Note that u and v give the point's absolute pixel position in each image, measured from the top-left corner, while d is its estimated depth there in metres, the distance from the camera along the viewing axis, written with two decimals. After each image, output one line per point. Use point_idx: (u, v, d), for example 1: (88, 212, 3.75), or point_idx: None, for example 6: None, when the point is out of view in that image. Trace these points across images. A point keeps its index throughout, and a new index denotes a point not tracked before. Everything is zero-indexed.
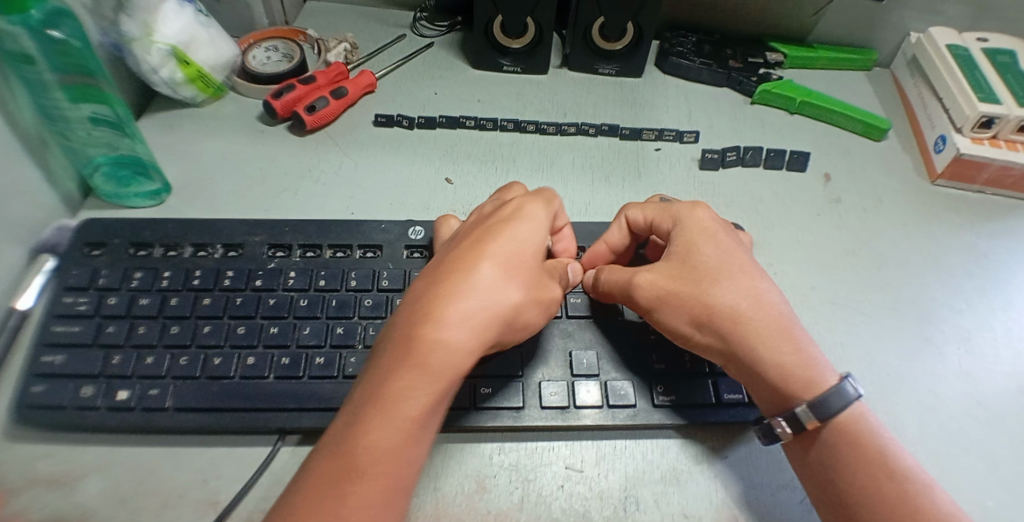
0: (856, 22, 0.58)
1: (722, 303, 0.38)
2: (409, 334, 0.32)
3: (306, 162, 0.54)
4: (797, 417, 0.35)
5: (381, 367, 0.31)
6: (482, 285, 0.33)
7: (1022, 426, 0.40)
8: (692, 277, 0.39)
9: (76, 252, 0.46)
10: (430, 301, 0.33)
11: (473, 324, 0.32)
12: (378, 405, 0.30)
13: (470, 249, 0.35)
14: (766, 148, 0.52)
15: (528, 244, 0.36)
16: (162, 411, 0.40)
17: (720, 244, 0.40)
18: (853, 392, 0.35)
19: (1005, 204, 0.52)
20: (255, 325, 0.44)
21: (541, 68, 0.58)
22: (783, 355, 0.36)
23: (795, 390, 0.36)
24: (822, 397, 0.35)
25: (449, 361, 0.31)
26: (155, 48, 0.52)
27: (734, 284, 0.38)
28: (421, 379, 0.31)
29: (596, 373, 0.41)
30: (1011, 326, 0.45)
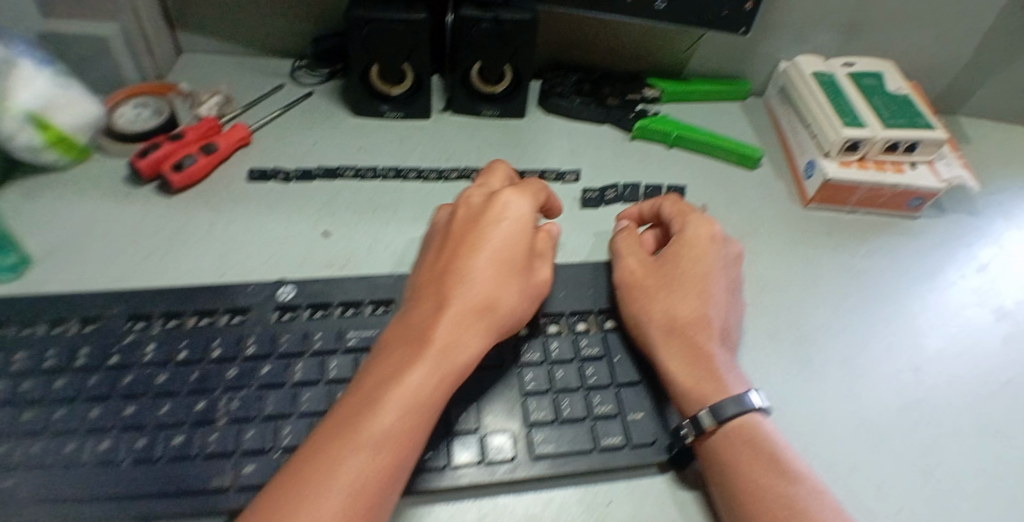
0: (727, 56, 0.61)
1: (670, 312, 0.41)
2: (405, 347, 0.34)
3: (177, 223, 0.51)
4: (699, 421, 0.37)
5: (355, 388, 0.33)
6: (445, 295, 0.36)
7: (903, 442, 0.40)
8: (665, 286, 0.43)
9: None
10: (413, 322, 0.35)
11: (457, 317, 0.35)
12: (354, 421, 0.31)
13: (460, 250, 0.38)
14: (644, 184, 0.53)
15: (516, 238, 0.39)
16: (12, 505, 0.35)
17: (704, 262, 0.44)
18: (752, 402, 0.37)
19: (879, 221, 0.54)
20: (112, 407, 0.39)
21: (424, 113, 0.58)
22: (700, 364, 0.39)
23: (698, 393, 0.38)
24: (721, 402, 0.37)
25: (429, 366, 0.33)
26: (11, 114, 0.48)
27: (693, 299, 0.42)
28: (401, 386, 0.32)
29: (471, 427, 0.37)
30: (890, 342, 0.46)
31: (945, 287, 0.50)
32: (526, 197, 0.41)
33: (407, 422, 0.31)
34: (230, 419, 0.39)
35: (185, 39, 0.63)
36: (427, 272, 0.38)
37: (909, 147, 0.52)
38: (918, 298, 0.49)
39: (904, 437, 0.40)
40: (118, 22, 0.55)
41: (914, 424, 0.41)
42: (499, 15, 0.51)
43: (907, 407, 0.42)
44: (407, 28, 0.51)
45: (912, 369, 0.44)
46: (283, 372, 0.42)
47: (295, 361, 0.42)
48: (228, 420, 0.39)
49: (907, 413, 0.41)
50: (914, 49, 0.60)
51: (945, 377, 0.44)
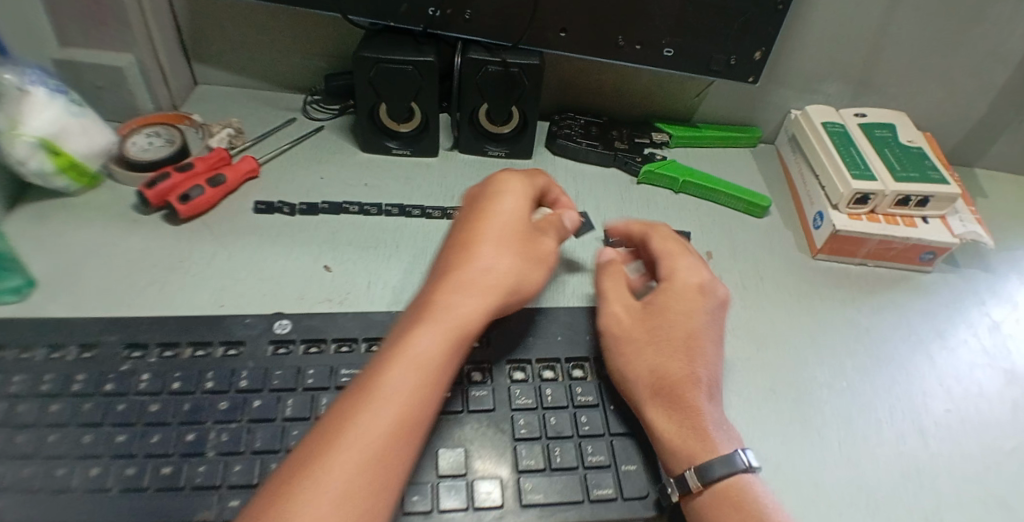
0: (735, 103, 0.61)
1: (657, 369, 0.39)
2: (440, 288, 0.37)
3: (180, 253, 0.52)
4: (686, 479, 0.35)
5: (404, 322, 0.36)
6: (475, 238, 0.40)
7: (902, 511, 0.37)
8: (654, 339, 0.41)
9: None
10: (445, 266, 0.39)
11: (450, 301, 0.36)
12: (398, 349, 0.34)
13: (453, 244, 0.40)
14: (649, 230, 0.52)
15: (504, 230, 0.40)
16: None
17: (694, 315, 0.42)
18: (742, 462, 0.35)
19: (890, 276, 0.53)
20: (102, 434, 0.39)
21: (430, 150, 0.59)
22: (686, 426, 0.37)
23: (684, 454, 0.36)
24: (710, 461, 0.35)
25: (470, 297, 0.37)
26: (21, 140, 0.49)
27: (679, 353, 0.40)
28: (439, 314, 0.36)
29: (461, 472, 0.36)
30: (896, 403, 0.44)
31: (959, 348, 0.48)
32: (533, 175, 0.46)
33: (440, 355, 0.34)
34: (219, 452, 0.38)
35: (199, 70, 0.64)
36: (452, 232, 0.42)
37: (920, 202, 0.50)
38: (928, 359, 0.47)
39: (903, 505, 0.38)
40: (134, 54, 0.57)
41: (920, 493, 0.38)
42: (507, 59, 0.52)
43: (908, 474, 0.39)
44: (414, 70, 0.52)
45: (918, 433, 0.42)
46: (274, 407, 0.41)
47: (287, 396, 0.41)
48: (216, 453, 0.38)
49: (908, 480, 0.39)
50: (927, 102, 0.60)
51: (954, 444, 0.42)
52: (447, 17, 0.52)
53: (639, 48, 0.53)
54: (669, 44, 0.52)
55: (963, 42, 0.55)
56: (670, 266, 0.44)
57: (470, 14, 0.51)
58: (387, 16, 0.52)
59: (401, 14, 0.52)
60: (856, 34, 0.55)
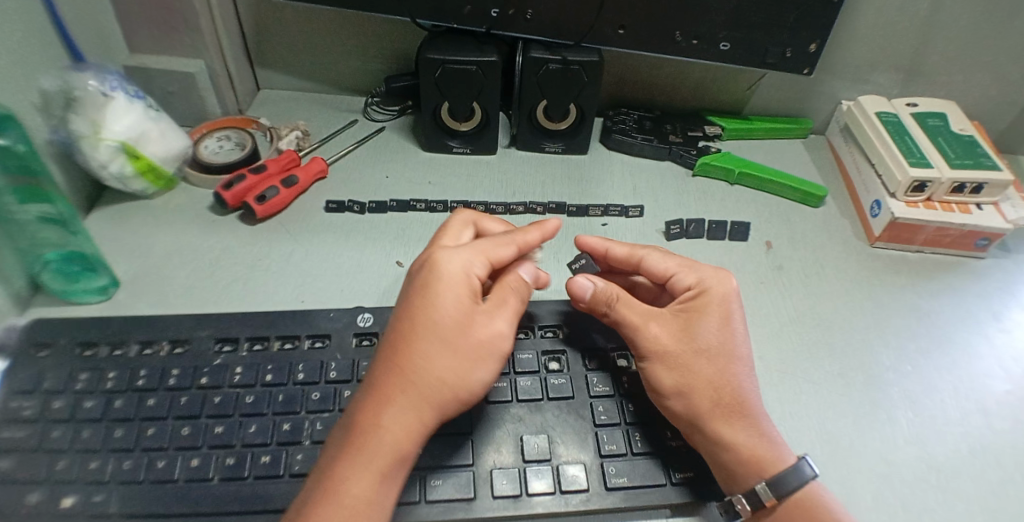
0: (785, 95, 0.63)
1: (715, 381, 0.38)
2: (429, 328, 0.34)
3: (255, 252, 0.54)
4: (757, 493, 0.35)
5: (389, 370, 0.34)
6: (455, 277, 0.36)
7: (973, 486, 0.39)
8: (699, 355, 0.39)
9: (22, 352, 0.44)
10: (428, 307, 0.35)
11: (400, 395, 0.33)
12: (398, 401, 0.33)
13: (407, 316, 0.35)
14: (708, 220, 0.54)
15: (440, 311, 0.35)
16: (104, 518, 0.36)
17: (730, 323, 0.40)
18: (809, 471, 0.36)
19: (945, 261, 0.54)
20: (200, 426, 0.41)
21: (489, 148, 0.61)
22: (753, 437, 0.37)
23: (754, 466, 0.36)
24: (780, 474, 0.35)
25: (473, 336, 0.35)
26: (104, 144, 0.51)
27: (728, 367, 0.39)
28: (446, 357, 0.34)
29: (547, 458, 0.38)
30: (956, 384, 0.45)
31: (1015, 332, 0.49)
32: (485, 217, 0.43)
33: (457, 393, 0.34)
34: (314, 440, 0.40)
35: (262, 75, 0.68)
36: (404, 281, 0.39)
37: (976, 188, 0.52)
38: (988, 342, 0.48)
39: (973, 480, 0.39)
40: (203, 60, 0.60)
41: (985, 470, 0.40)
42: (567, 57, 0.53)
43: (976, 451, 0.41)
44: (479, 70, 0.54)
45: (980, 413, 0.43)
46: None
47: None
48: (312, 441, 0.41)
49: (977, 457, 0.41)
50: (972, 91, 0.61)
51: (1017, 422, 0.43)
52: (509, 16, 0.53)
53: (696, 43, 0.54)
54: (726, 37, 0.54)
55: (1011, 31, 0.56)
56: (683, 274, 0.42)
57: (531, 13, 0.53)
58: (450, 18, 0.54)
59: (464, 16, 0.54)
60: (904, 25, 0.56)
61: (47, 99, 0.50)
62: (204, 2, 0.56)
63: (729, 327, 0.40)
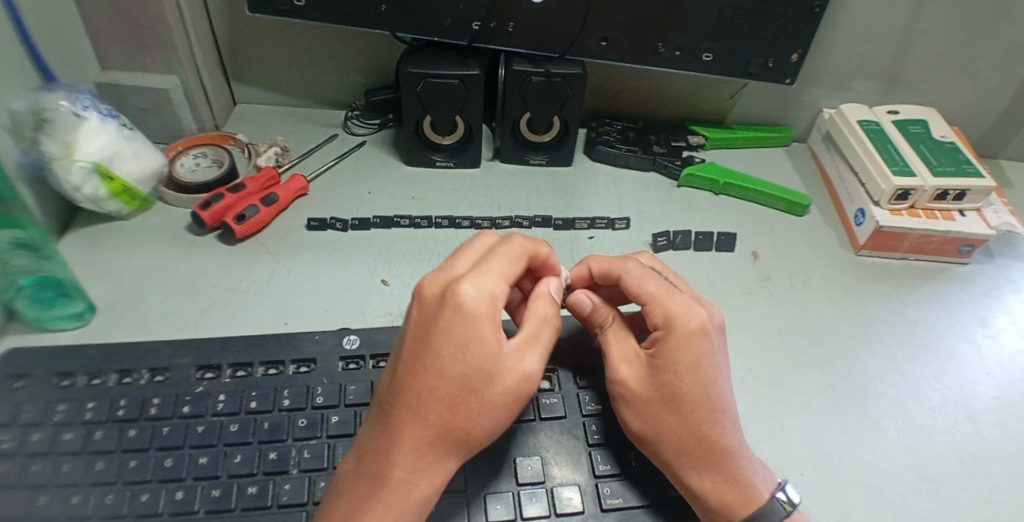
0: (767, 105, 0.63)
1: (682, 431, 0.35)
2: (454, 378, 0.31)
3: (238, 273, 0.53)
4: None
5: (410, 422, 0.31)
6: (481, 318, 0.31)
7: (964, 495, 0.39)
8: (665, 401, 0.35)
9: None
10: (452, 355, 0.31)
11: (422, 445, 0.31)
12: (421, 452, 0.31)
13: (421, 360, 0.32)
14: (694, 231, 0.54)
15: (461, 359, 0.31)
16: None
17: (703, 363, 0.34)
18: (782, 509, 0.34)
19: (930, 268, 0.54)
20: (183, 457, 0.39)
21: (473, 162, 0.60)
22: (724, 485, 0.35)
23: (721, 512, 0.34)
24: (749, 518, 0.34)
25: (503, 384, 0.32)
26: (77, 166, 0.50)
27: (698, 415, 0.35)
28: (473, 408, 0.32)
29: (542, 480, 0.37)
30: (946, 391, 0.45)
31: (1002, 336, 0.50)
32: (512, 233, 0.37)
33: (483, 438, 0.33)
34: (302, 469, 0.39)
35: (238, 90, 0.66)
36: (412, 307, 0.33)
37: (958, 195, 0.52)
38: (974, 347, 0.49)
39: (964, 490, 0.39)
40: (178, 76, 0.59)
41: (978, 480, 0.40)
42: (550, 69, 0.53)
43: (966, 459, 0.41)
44: (461, 84, 0.53)
45: (970, 419, 0.44)
46: (351, 421, 0.42)
47: (363, 411, 0.42)
48: (300, 470, 0.40)
49: (967, 465, 0.41)
50: (953, 97, 0.62)
51: (1005, 428, 0.43)
52: (490, 29, 0.52)
53: (678, 54, 0.54)
54: (708, 48, 0.54)
55: (988, 38, 0.56)
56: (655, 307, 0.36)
57: (513, 26, 0.52)
58: (431, 32, 0.53)
59: (444, 29, 0.53)
60: (885, 32, 0.56)
61: (17, 120, 0.48)
62: (177, 17, 0.55)
63: (698, 372, 0.34)
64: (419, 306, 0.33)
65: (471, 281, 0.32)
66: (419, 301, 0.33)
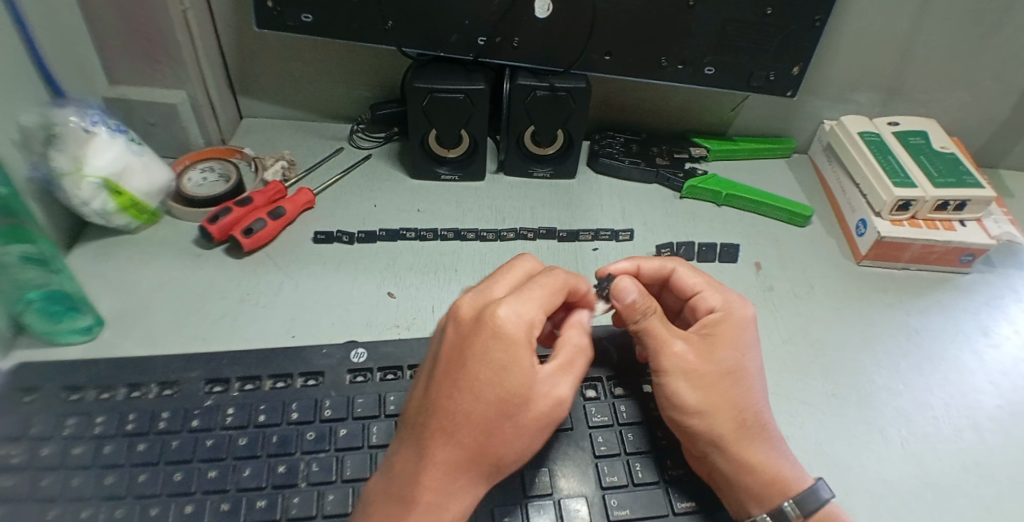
0: (768, 116, 0.64)
1: (741, 403, 0.38)
2: (489, 406, 0.31)
3: (244, 285, 0.53)
4: (783, 511, 0.36)
5: (440, 446, 0.31)
6: (520, 344, 0.32)
7: (968, 504, 0.39)
8: (724, 374, 0.38)
9: (5, 399, 0.42)
10: (490, 382, 0.31)
11: (449, 468, 0.32)
12: (452, 476, 0.32)
13: (457, 383, 0.32)
14: (698, 242, 0.55)
15: (495, 383, 0.31)
16: None
17: (751, 344, 0.41)
18: (829, 492, 0.37)
19: (932, 278, 0.55)
20: (193, 470, 0.40)
21: (477, 175, 0.61)
22: (775, 458, 0.37)
23: (777, 487, 0.36)
24: (803, 493, 0.36)
25: (534, 410, 0.33)
26: (86, 181, 0.50)
27: (749, 389, 0.39)
28: (508, 434, 0.32)
29: (549, 492, 0.38)
30: (950, 400, 0.46)
31: (1003, 344, 0.50)
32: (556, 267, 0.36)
33: (513, 462, 0.33)
34: (311, 482, 0.40)
35: (245, 104, 0.67)
36: (449, 327, 0.34)
37: (958, 205, 0.52)
38: (975, 356, 0.49)
39: (969, 499, 0.40)
40: (186, 91, 0.59)
41: (982, 489, 0.40)
42: (554, 83, 0.54)
43: (971, 468, 0.41)
44: (466, 98, 0.53)
45: (974, 427, 0.44)
46: (359, 434, 0.42)
47: (372, 424, 0.43)
48: (308, 483, 0.40)
49: (972, 473, 0.41)
50: (952, 108, 0.62)
51: (1008, 436, 0.44)
52: (496, 44, 0.53)
53: (682, 67, 0.55)
54: (710, 62, 0.55)
55: (987, 50, 0.57)
56: (714, 293, 0.42)
57: (518, 41, 0.53)
58: (437, 46, 0.54)
59: (451, 44, 0.53)
60: (885, 44, 0.57)
61: (27, 134, 0.49)
62: (186, 33, 0.56)
63: (743, 354, 0.40)
64: (462, 328, 0.33)
65: (507, 305, 0.33)
66: (460, 325, 0.34)
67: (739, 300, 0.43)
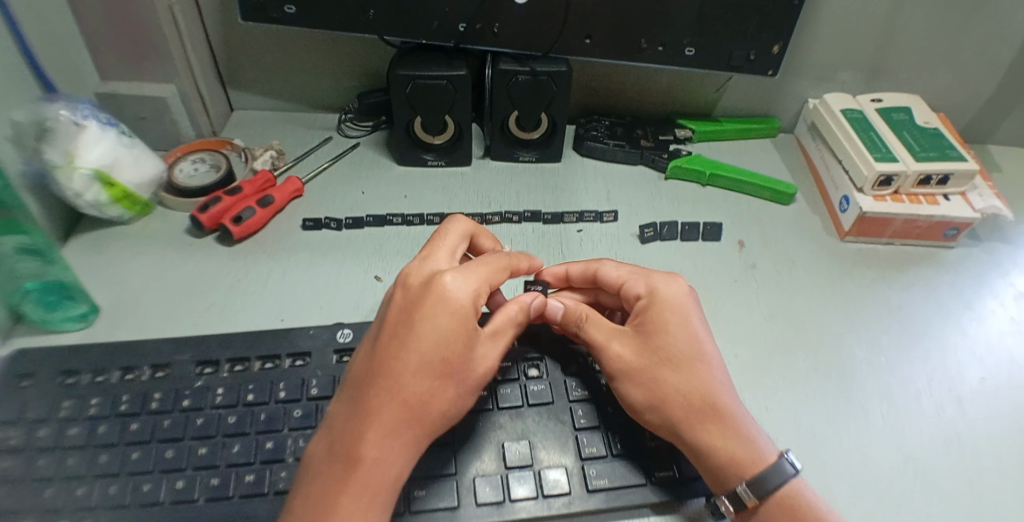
0: (753, 97, 0.64)
1: (682, 387, 0.37)
2: (435, 361, 0.35)
3: (235, 272, 0.54)
4: (739, 496, 0.34)
5: (388, 402, 0.34)
6: (461, 305, 0.36)
7: (947, 475, 0.40)
8: (660, 359, 0.38)
9: (3, 384, 0.43)
10: (432, 339, 0.35)
11: (395, 426, 0.34)
12: (397, 433, 0.34)
13: (403, 342, 0.35)
14: (681, 222, 0.55)
15: (441, 339, 0.35)
16: None
17: (686, 323, 0.40)
18: (791, 470, 0.35)
19: (916, 253, 0.55)
20: (184, 448, 0.41)
21: (464, 161, 0.62)
22: (730, 439, 0.36)
23: (734, 467, 0.35)
24: (759, 475, 0.34)
25: (472, 367, 0.36)
26: (78, 173, 0.52)
27: (689, 371, 0.38)
28: (448, 391, 0.35)
29: (528, 463, 0.39)
30: (932, 374, 0.46)
31: (988, 318, 0.50)
32: (458, 225, 0.44)
33: (451, 421, 0.36)
34: (298, 457, 0.41)
35: (236, 97, 0.68)
36: (397, 292, 0.38)
37: (942, 180, 0.52)
38: (959, 330, 0.49)
39: (949, 471, 0.40)
40: (176, 84, 0.61)
41: (965, 463, 0.40)
42: (535, 68, 0.54)
43: (952, 441, 0.42)
44: (448, 84, 0.54)
45: (956, 401, 0.44)
46: None
47: None
48: (295, 458, 0.41)
49: (953, 446, 0.41)
50: (937, 85, 0.62)
51: (990, 410, 0.44)
52: (476, 31, 0.54)
53: (661, 49, 0.55)
54: (690, 43, 0.55)
55: (970, 25, 0.57)
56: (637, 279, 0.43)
57: (499, 27, 0.53)
58: (418, 34, 0.54)
59: (431, 32, 0.54)
60: (866, 22, 0.57)
61: (20, 130, 0.50)
62: (173, 28, 0.57)
63: (673, 335, 0.39)
64: (404, 297, 0.37)
65: (450, 273, 0.38)
66: (403, 294, 0.38)
67: (668, 279, 0.43)
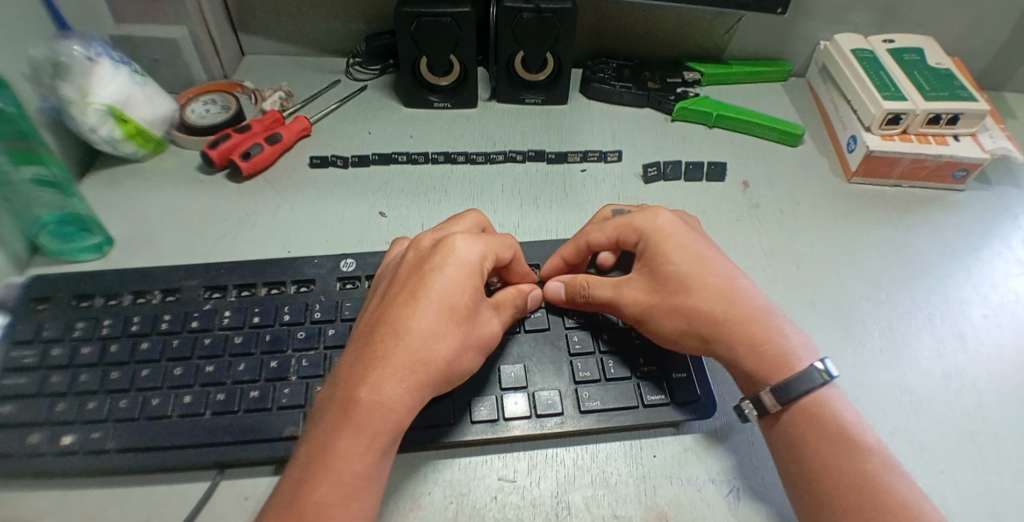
0: (763, 40, 0.63)
1: (704, 304, 0.38)
2: (441, 311, 0.35)
3: (244, 208, 0.55)
4: (762, 401, 0.36)
5: (394, 346, 0.33)
6: (469, 263, 0.37)
7: (942, 406, 0.40)
8: (672, 290, 0.39)
9: (21, 306, 0.45)
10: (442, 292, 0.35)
11: (401, 372, 0.33)
12: (401, 379, 0.33)
13: (412, 293, 0.35)
14: (685, 162, 0.55)
15: (450, 292, 0.35)
16: (103, 454, 0.38)
17: (690, 245, 0.40)
18: (819, 376, 0.35)
19: (924, 196, 0.54)
20: (192, 366, 0.42)
21: (469, 103, 0.62)
22: (765, 339, 0.37)
23: (767, 371, 0.36)
24: (786, 381, 0.35)
25: (474, 327, 0.36)
26: (92, 108, 0.53)
27: (708, 290, 0.38)
28: (453, 344, 0.35)
29: (522, 385, 0.39)
30: (934, 313, 0.45)
31: (995, 261, 0.49)
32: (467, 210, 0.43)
33: (450, 380, 0.36)
34: (301, 376, 0.42)
35: (246, 41, 0.69)
36: (408, 253, 0.38)
37: (952, 120, 0.51)
38: (965, 272, 0.48)
39: (943, 402, 0.40)
40: (186, 27, 0.61)
41: (962, 396, 0.40)
42: (540, 4, 0.54)
43: (950, 376, 0.41)
44: (452, 21, 0.54)
45: (956, 337, 0.44)
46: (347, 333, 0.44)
47: None
48: (299, 377, 0.42)
49: (951, 381, 0.41)
50: (952, 27, 0.61)
51: (991, 348, 0.43)
52: None
53: None
54: None
55: None
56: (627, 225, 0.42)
57: None
58: None
59: None
60: None
61: (37, 67, 0.52)
62: None
63: (680, 265, 0.39)
64: (413, 256, 0.38)
65: (461, 234, 0.38)
66: (414, 254, 0.38)
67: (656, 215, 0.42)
